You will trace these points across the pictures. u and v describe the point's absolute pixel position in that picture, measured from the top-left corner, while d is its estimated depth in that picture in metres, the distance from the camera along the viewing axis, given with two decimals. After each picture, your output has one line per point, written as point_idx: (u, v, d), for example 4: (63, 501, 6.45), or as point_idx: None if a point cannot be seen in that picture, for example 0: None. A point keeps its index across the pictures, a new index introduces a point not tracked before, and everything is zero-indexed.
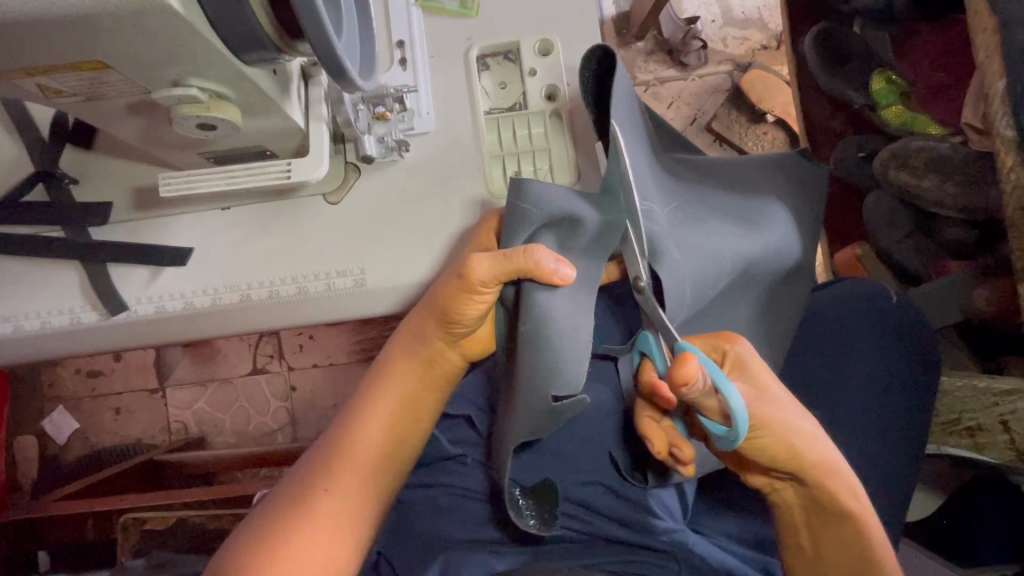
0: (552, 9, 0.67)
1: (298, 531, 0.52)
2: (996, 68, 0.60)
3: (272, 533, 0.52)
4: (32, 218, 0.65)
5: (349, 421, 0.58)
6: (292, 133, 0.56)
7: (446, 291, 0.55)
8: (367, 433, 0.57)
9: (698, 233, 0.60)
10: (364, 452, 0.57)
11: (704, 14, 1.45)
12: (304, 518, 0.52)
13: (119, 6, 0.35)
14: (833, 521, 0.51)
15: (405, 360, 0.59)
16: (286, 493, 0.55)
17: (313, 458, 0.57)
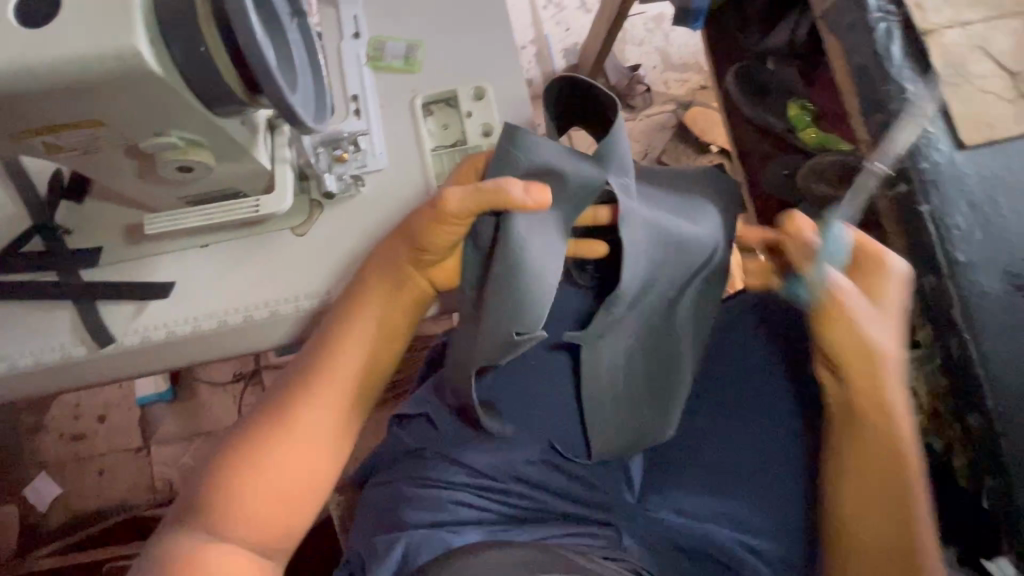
0: (486, 62, 0.79)
1: (276, 447, 0.62)
2: (849, 88, 0.70)
3: (262, 439, 0.63)
4: (28, 266, 0.73)
5: (329, 344, 0.66)
6: (260, 174, 0.65)
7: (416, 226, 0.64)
8: (347, 357, 0.66)
9: (667, 215, 0.65)
10: (332, 380, 0.66)
11: (645, 62, 1.64)
12: (278, 434, 0.63)
13: (114, 74, 0.45)
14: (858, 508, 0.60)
15: (374, 293, 0.67)
16: (273, 404, 0.65)
17: (284, 385, 0.67)
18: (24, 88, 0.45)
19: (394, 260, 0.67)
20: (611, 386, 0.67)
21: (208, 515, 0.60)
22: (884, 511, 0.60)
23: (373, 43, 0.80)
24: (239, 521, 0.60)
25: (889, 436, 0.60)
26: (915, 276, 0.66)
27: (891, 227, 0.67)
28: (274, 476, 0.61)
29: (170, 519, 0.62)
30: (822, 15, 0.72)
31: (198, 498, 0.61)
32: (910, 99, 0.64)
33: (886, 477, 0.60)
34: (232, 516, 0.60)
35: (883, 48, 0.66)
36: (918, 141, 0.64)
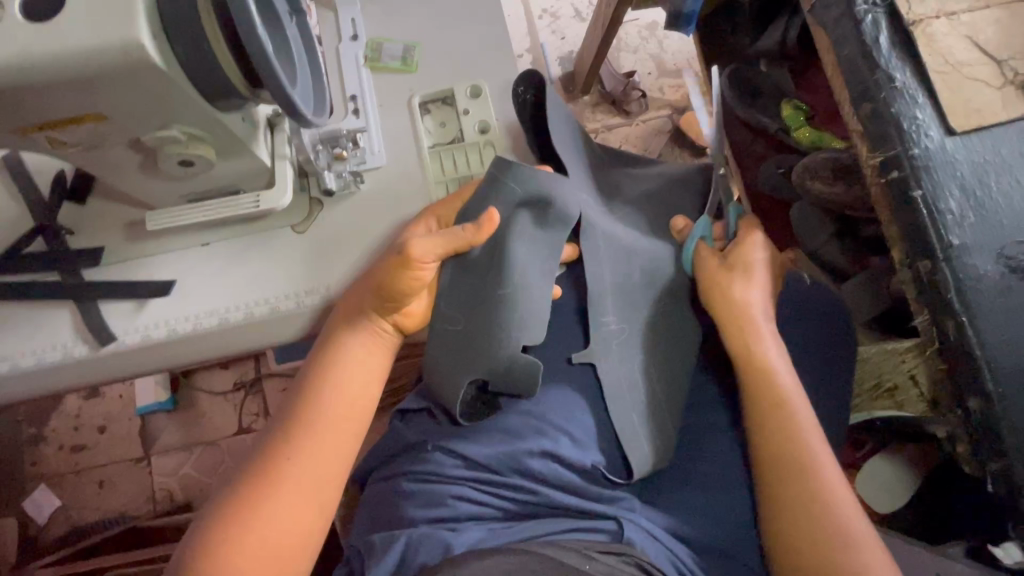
0: (482, 62, 0.81)
1: (272, 497, 0.59)
2: (839, 79, 0.71)
3: (240, 510, 0.58)
4: (30, 267, 0.73)
5: (307, 399, 0.65)
6: (260, 170, 0.66)
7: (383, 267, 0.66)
8: (328, 406, 0.65)
9: (623, 232, 0.77)
10: (324, 423, 0.64)
11: (640, 69, 1.66)
12: (271, 486, 0.60)
13: (118, 66, 0.46)
14: (787, 465, 0.64)
15: (355, 332, 0.68)
16: (250, 472, 0.61)
17: (272, 436, 0.64)
18: (29, 81, 0.46)
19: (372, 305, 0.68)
20: (614, 388, 0.71)
21: None
22: (783, 459, 0.64)
23: (371, 44, 0.81)
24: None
25: (766, 384, 0.68)
26: (910, 262, 0.66)
27: (884, 214, 0.68)
28: (271, 532, 0.58)
29: None
30: (811, 9, 0.73)
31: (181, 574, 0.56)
32: (899, 88, 0.66)
33: (782, 431, 0.65)
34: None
35: (871, 38, 0.67)
36: (909, 128, 0.65)
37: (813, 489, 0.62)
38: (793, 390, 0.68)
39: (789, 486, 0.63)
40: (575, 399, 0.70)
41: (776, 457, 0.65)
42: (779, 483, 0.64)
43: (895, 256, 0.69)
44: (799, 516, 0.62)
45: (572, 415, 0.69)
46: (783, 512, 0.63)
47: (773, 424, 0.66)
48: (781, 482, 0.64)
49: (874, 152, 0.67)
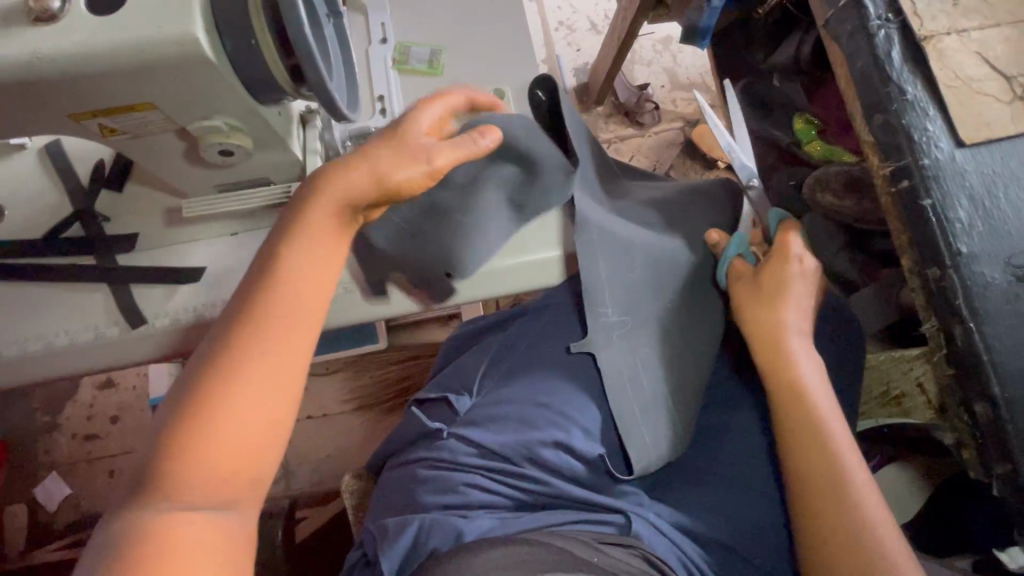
0: (505, 68, 0.84)
1: (225, 396, 0.48)
2: (851, 92, 0.73)
3: (205, 398, 0.47)
4: (68, 250, 0.77)
5: (274, 272, 0.53)
6: (292, 164, 0.69)
7: (390, 138, 0.59)
8: (301, 279, 0.53)
9: (620, 226, 0.77)
10: (293, 310, 0.52)
11: (653, 81, 1.69)
12: (226, 376, 0.48)
13: (172, 58, 0.49)
14: (830, 476, 0.64)
15: (337, 194, 0.56)
16: (206, 356, 0.50)
17: (225, 322, 0.52)
18: (90, 70, 0.49)
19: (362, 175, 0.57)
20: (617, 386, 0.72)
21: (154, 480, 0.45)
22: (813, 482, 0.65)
23: (399, 48, 0.85)
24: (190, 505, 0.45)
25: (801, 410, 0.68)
26: (919, 269, 0.68)
27: (894, 222, 0.70)
28: (224, 433, 0.47)
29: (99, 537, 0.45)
30: (824, 25, 0.76)
31: (144, 469, 0.46)
32: (910, 100, 0.68)
33: (815, 439, 0.66)
34: (182, 496, 0.45)
35: (883, 53, 0.69)
36: (920, 139, 0.67)
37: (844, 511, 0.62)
38: (829, 413, 0.67)
39: (815, 505, 0.63)
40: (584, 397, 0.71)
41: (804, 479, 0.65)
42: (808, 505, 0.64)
43: (905, 264, 0.71)
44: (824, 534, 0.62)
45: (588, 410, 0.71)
46: (821, 523, 0.62)
47: (804, 443, 0.67)
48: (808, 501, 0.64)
49: (884, 162, 0.69)
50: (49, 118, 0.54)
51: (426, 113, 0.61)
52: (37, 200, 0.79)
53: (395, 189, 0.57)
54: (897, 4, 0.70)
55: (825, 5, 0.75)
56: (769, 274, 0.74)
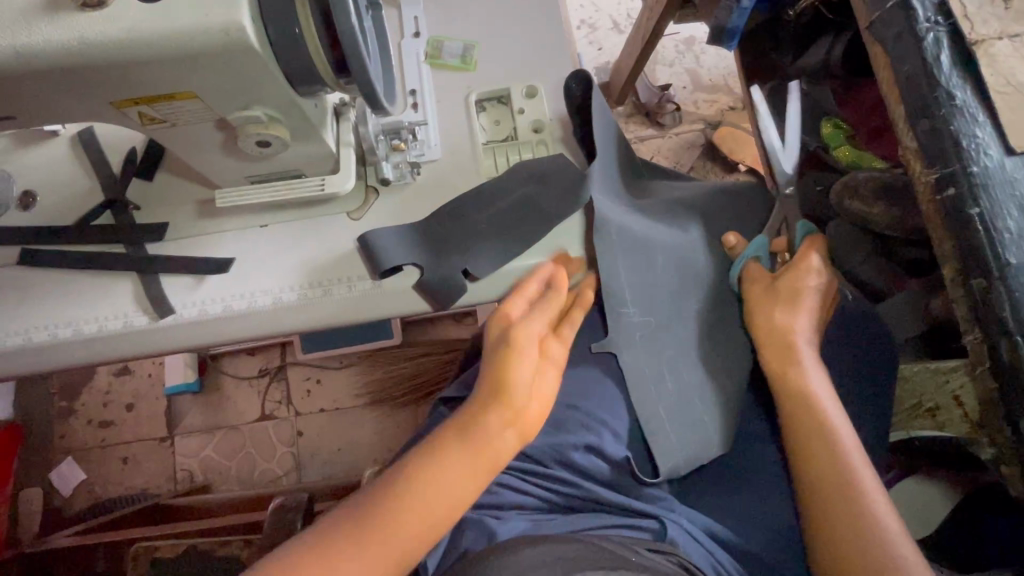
0: (537, 65, 0.83)
1: (345, 545, 0.55)
2: (896, 96, 0.72)
3: (361, 515, 0.57)
4: (98, 238, 0.77)
5: (416, 475, 0.59)
6: (326, 157, 0.68)
7: (505, 360, 0.64)
8: (436, 502, 0.58)
9: (639, 223, 0.76)
10: (414, 527, 0.57)
11: (675, 82, 1.67)
12: (349, 538, 0.55)
13: (219, 47, 0.49)
14: (840, 487, 0.63)
15: (459, 466, 0.60)
16: (379, 488, 0.59)
17: (430, 445, 0.62)
18: (135, 57, 0.48)
19: (488, 401, 0.63)
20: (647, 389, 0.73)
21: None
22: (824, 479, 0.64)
23: (432, 42, 0.84)
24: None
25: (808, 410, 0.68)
26: (964, 280, 0.66)
27: (937, 231, 0.69)
28: (354, 559, 0.54)
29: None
30: (868, 27, 0.74)
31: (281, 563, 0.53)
32: (959, 106, 0.66)
33: (819, 447, 0.66)
34: None
35: (932, 56, 0.67)
36: (968, 146, 0.65)
37: (857, 508, 0.62)
38: (838, 419, 0.67)
39: (830, 499, 0.63)
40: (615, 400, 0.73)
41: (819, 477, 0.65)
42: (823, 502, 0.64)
43: (947, 274, 0.69)
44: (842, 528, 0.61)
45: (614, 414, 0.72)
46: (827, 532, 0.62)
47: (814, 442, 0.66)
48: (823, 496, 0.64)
49: (929, 169, 0.68)
50: (91, 105, 0.54)
51: (530, 322, 0.67)
52: (67, 187, 0.79)
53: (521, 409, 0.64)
54: (947, 7, 0.68)
55: (870, 7, 0.73)
56: (789, 277, 0.74)
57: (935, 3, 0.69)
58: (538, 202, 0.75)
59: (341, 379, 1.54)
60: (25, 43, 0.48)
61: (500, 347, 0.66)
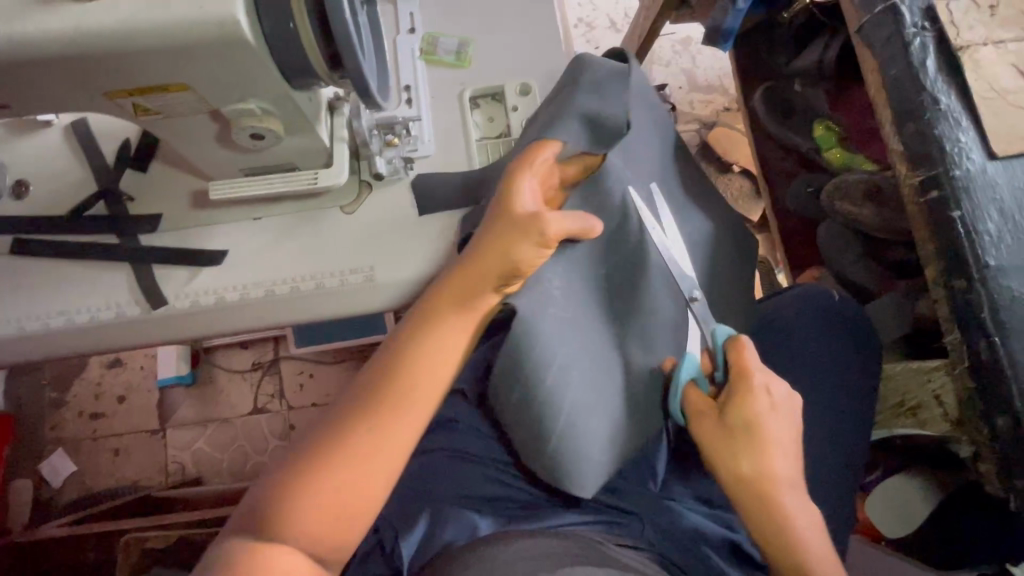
0: (532, 62, 0.84)
1: (354, 431, 0.55)
2: (883, 100, 0.73)
3: (330, 438, 0.55)
4: (92, 229, 0.77)
5: (382, 380, 0.58)
6: (320, 151, 0.69)
7: (497, 228, 0.62)
8: (406, 402, 0.57)
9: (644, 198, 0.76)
10: (413, 396, 0.57)
11: (671, 82, 1.68)
12: (355, 422, 0.55)
13: (212, 40, 0.49)
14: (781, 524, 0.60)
15: (455, 332, 0.60)
16: (343, 408, 0.57)
17: (414, 326, 0.61)
18: (132, 48, 0.49)
19: (482, 265, 0.61)
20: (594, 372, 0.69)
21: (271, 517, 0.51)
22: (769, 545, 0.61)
23: (427, 39, 0.85)
24: (317, 505, 0.51)
25: (766, 480, 0.61)
26: (945, 281, 0.68)
27: (920, 233, 0.70)
28: (363, 437, 0.54)
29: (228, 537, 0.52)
30: (857, 31, 0.75)
31: (260, 505, 0.52)
32: (944, 110, 0.67)
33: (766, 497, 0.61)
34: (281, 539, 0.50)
35: (918, 61, 0.69)
36: (952, 150, 0.67)
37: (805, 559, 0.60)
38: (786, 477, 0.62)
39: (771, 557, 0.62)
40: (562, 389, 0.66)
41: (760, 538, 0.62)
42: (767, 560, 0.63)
43: (930, 274, 0.70)
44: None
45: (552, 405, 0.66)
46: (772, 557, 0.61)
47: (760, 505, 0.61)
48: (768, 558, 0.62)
49: (914, 172, 0.69)
50: (85, 94, 0.54)
51: (524, 193, 0.63)
52: (61, 177, 0.79)
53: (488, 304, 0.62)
54: (934, 12, 0.70)
55: (860, 11, 0.74)
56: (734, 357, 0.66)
57: (922, 8, 0.70)
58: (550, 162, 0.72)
59: (333, 373, 1.55)
60: (20, 33, 0.48)
61: (494, 217, 0.63)
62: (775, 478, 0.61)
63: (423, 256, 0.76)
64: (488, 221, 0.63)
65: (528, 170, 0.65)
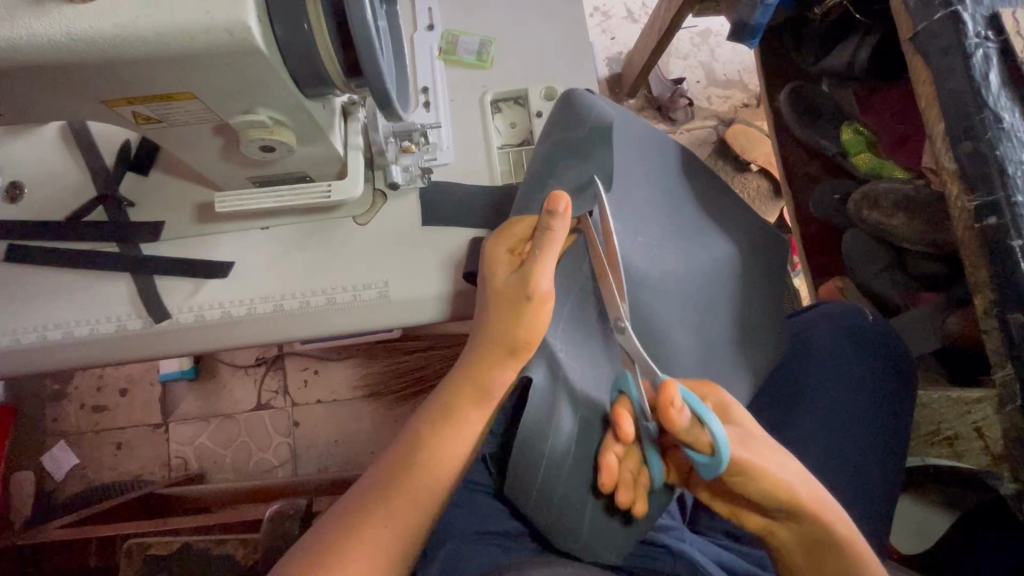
0: (557, 66, 0.80)
1: (376, 522, 0.56)
2: (936, 113, 0.68)
3: (336, 538, 0.55)
4: (91, 235, 0.73)
5: (394, 475, 0.59)
6: (333, 159, 0.64)
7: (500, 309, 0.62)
8: (418, 494, 0.58)
9: (652, 245, 0.72)
10: (428, 489, 0.59)
11: (690, 75, 1.61)
12: (377, 514, 0.57)
13: (219, 48, 0.44)
14: (834, 557, 0.52)
15: (468, 423, 0.62)
16: (352, 507, 0.58)
17: (432, 418, 0.63)
18: (131, 55, 0.44)
19: (491, 352, 0.62)
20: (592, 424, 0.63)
21: None
22: (834, 573, 0.53)
23: (447, 36, 0.80)
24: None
25: (817, 505, 0.51)
26: (999, 312, 0.63)
27: (971, 261, 0.66)
28: (385, 531, 0.56)
29: None
30: (911, 38, 0.70)
31: None
32: (1006, 129, 0.63)
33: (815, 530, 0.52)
34: None
35: (981, 74, 0.64)
36: (1013, 173, 0.62)
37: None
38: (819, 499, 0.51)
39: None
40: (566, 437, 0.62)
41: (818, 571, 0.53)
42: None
43: (980, 304, 0.66)
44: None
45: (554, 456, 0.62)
46: None
47: (820, 529, 0.52)
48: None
49: (969, 196, 0.65)
50: (80, 102, 0.50)
51: (546, 274, 0.59)
52: (57, 178, 0.75)
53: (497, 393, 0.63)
54: (999, 21, 0.65)
55: (915, 17, 0.69)
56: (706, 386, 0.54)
57: (985, 17, 0.65)
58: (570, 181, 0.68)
59: (339, 369, 1.51)
60: (6, 36, 0.43)
61: (514, 303, 0.60)
62: (817, 499, 0.51)
63: (442, 272, 0.72)
64: (495, 304, 0.63)
65: (556, 242, 0.57)
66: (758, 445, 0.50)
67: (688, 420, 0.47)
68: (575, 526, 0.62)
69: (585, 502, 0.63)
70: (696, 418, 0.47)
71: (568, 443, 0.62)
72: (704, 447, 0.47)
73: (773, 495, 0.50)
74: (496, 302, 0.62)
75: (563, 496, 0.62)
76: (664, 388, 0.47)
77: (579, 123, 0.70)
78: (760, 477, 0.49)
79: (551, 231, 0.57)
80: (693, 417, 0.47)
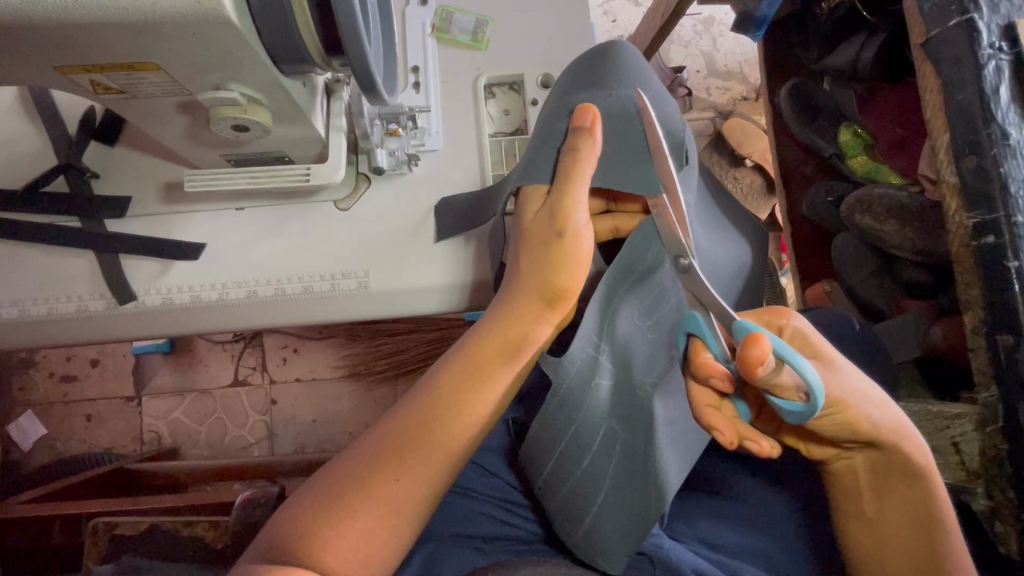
0: (554, 47, 0.76)
1: (395, 465, 0.53)
2: (941, 124, 0.66)
3: (364, 472, 0.52)
4: (52, 208, 0.68)
5: (430, 414, 0.55)
6: (315, 142, 0.61)
7: (535, 255, 0.60)
8: (451, 440, 0.55)
9: (699, 228, 0.71)
10: (444, 446, 0.54)
11: (690, 64, 1.56)
12: (391, 461, 0.53)
13: (181, 18, 0.40)
14: (903, 481, 0.49)
15: (495, 374, 0.57)
16: (382, 439, 0.54)
17: (455, 370, 0.57)
18: (82, 19, 0.40)
19: (528, 304, 0.59)
20: (612, 413, 0.64)
21: (307, 530, 0.49)
22: (896, 502, 0.50)
23: (441, 13, 0.77)
24: (358, 532, 0.50)
25: (898, 435, 0.47)
26: (988, 332, 0.63)
27: (964, 279, 0.65)
28: (411, 467, 0.53)
29: (260, 544, 0.50)
30: (921, 43, 0.68)
31: (298, 518, 0.50)
32: (1012, 146, 0.62)
33: (891, 463, 0.49)
34: (316, 555, 0.47)
35: (991, 87, 0.62)
36: (1015, 192, 0.61)
37: (931, 515, 0.50)
38: (898, 425, 0.47)
39: (893, 514, 0.50)
40: (593, 425, 0.63)
41: (881, 498, 0.51)
42: (873, 524, 0.51)
43: (970, 322, 0.65)
44: (916, 547, 0.50)
45: (575, 445, 0.63)
46: (882, 533, 0.51)
47: (898, 455, 0.48)
48: (881, 520, 0.51)
49: (969, 212, 0.63)
50: (31, 67, 0.45)
51: (576, 210, 0.59)
52: (17, 143, 0.70)
53: (532, 349, 0.59)
54: (1014, 31, 0.63)
55: (928, 22, 0.67)
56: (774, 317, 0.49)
57: (1001, 27, 0.63)
58: (625, 127, 0.65)
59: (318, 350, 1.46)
60: None
61: (550, 243, 0.59)
62: (899, 429, 0.47)
63: (428, 266, 0.69)
64: (530, 247, 0.61)
65: (583, 165, 0.58)
66: (844, 378, 0.45)
67: (771, 367, 0.42)
68: (585, 524, 0.61)
69: (609, 499, 0.61)
70: (777, 361, 0.42)
71: (591, 436, 0.63)
72: (792, 393, 0.43)
73: (851, 429, 0.46)
74: (530, 250, 0.60)
75: (575, 485, 0.62)
76: (748, 343, 0.40)
77: (624, 67, 0.68)
78: (842, 411, 0.45)
79: (580, 148, 0.58)
80: (778, 361, 0.42)
